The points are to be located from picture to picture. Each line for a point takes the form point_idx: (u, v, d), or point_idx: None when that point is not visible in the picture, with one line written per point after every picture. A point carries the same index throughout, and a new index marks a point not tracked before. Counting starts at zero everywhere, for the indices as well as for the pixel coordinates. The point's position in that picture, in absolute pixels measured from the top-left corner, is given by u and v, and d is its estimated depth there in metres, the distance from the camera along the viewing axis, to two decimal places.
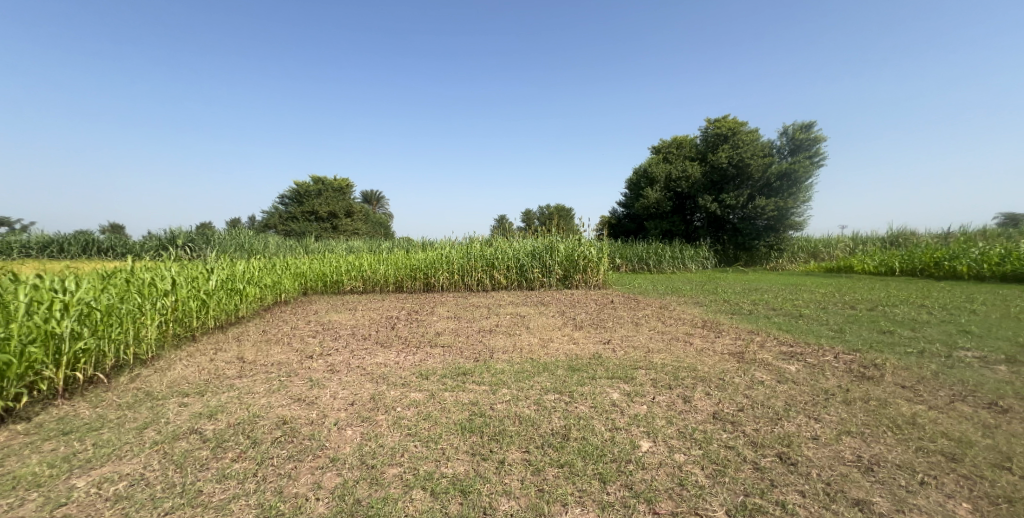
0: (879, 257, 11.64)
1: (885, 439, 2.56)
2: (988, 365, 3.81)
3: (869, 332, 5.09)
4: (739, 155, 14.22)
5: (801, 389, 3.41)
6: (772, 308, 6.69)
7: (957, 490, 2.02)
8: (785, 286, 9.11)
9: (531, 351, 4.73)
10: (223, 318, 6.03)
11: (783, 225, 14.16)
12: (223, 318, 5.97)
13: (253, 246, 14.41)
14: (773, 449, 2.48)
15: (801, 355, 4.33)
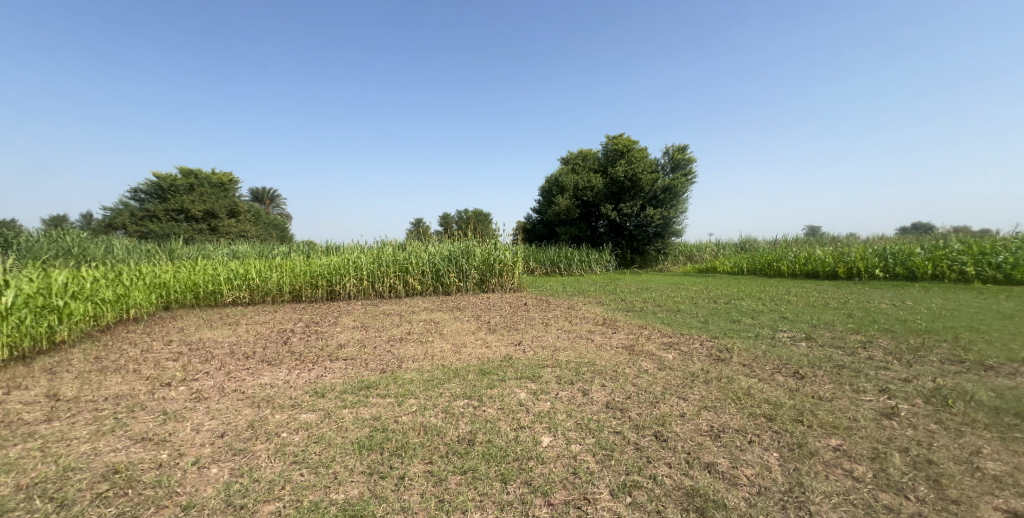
0: (733, 260, 14.33)
1: (729, 409, 3.07)
2: (794, 342, 4.92)
3: (724, 321, 6.15)
4: (632, 170, 15.53)
5: (675, 374, 3.90)
6: (658, 305, 7.67)
7: (771, 443, 2.53)
8: (669, 286, 10.48)
9: (444, 359, 4.58)
10: (27, 346, 4.66)
11: (667, 232, 16.10)
12: (27, 345, 4.59)
13: (91, 250, 11.39)
14: (651, 429, 2.79)
15: (677, 344, 5.03)
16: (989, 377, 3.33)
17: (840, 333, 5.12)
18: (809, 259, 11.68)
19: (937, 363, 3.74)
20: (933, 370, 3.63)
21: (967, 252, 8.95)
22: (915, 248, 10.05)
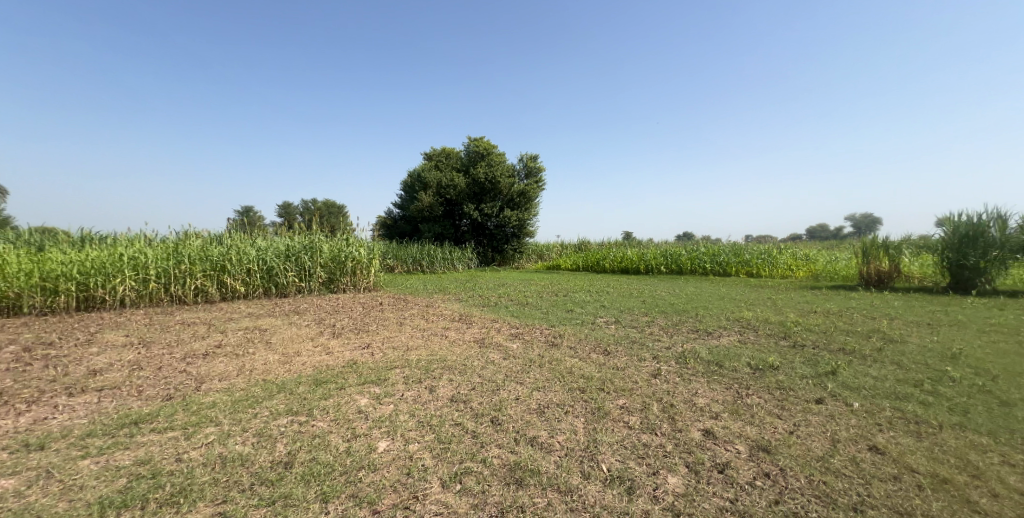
0: (573, 259, 15.78)
1: (554, 388, 3.05)
2: (608, 323, 5.36)
3: (560, 311, 6.16)
4: (490, 173, 15.45)
5: (518, 362, 3.69)
6: (510, 298, 7.39)
7: (583, 413, 2.58)
8: (521, 280, 10.58)
9: (267, 374, 3.37)
10: None
11: (523, 233, 16.12)
12: None
13: None
14: (488, 415, 2.53)
15: (523, 334, 4.80)
16: (713, 340, 4.42)
17: (636, 316, 5.72)
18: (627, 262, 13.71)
19: (686, 332, 4.78)
20: (683, 337, 4.61)
21: (708, 254, 12.30)
22: (682, 249, 13.27)
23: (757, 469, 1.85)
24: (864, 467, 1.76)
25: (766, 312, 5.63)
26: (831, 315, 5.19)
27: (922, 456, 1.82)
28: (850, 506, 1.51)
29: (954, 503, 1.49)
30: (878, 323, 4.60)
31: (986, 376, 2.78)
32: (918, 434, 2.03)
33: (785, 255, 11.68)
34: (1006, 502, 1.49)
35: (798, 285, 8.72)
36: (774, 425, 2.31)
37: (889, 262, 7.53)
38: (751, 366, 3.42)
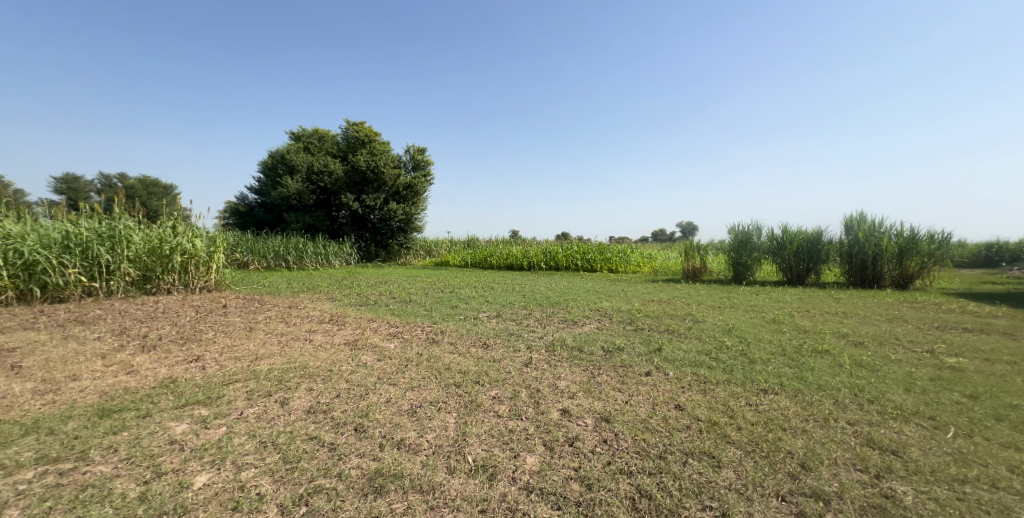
0: (462, 255, 14.96)
1: (430, 384, 2.93)
2: (489, 317, 5.06)
3: (445, 307, 5.57)
4: (372, 161, 13.82)
5: (393, 362, 3.45)
6: (393, 295, 6.84)
7: (457, 407, 2.55)
8: (407, 276, 9.84)
9: (6, 410, 2.50)
10: None
11: (410, 228, 14.88)
12: None
13: None
14: (351, 424, 2.34)
15: (402, 333, 4.38)
16: (578, 328, 4.60)
17: (516, 309, 5.59)
18: (513, 260, 13.90)
19: (557, 323, 4.86)
20: (554, 327, 4.68)
21: (580, 251, 13.59)
22: (559, 246, 14.26)
23: (598, 437, 2.08)
24: (671, 423, 2.18)
25: (620, 302, 6.45)
26: (665, 304, 6.27)
27: (705, 407, 2.35)
28: (657, 455, 1.85)
29: (718, 439, 1.96)
30: (691, 308, 5.79)
31: (743, 342, 3.79)
32: (704, 390, 2.63)
33: (636, 253, 13.69)
34: (748, 432, 2.02)
35: (644, 279, 10.36)
36: (615, 397, 2.62)
37: (699, 261, 9.58)
38: (604, 348, 3.71)
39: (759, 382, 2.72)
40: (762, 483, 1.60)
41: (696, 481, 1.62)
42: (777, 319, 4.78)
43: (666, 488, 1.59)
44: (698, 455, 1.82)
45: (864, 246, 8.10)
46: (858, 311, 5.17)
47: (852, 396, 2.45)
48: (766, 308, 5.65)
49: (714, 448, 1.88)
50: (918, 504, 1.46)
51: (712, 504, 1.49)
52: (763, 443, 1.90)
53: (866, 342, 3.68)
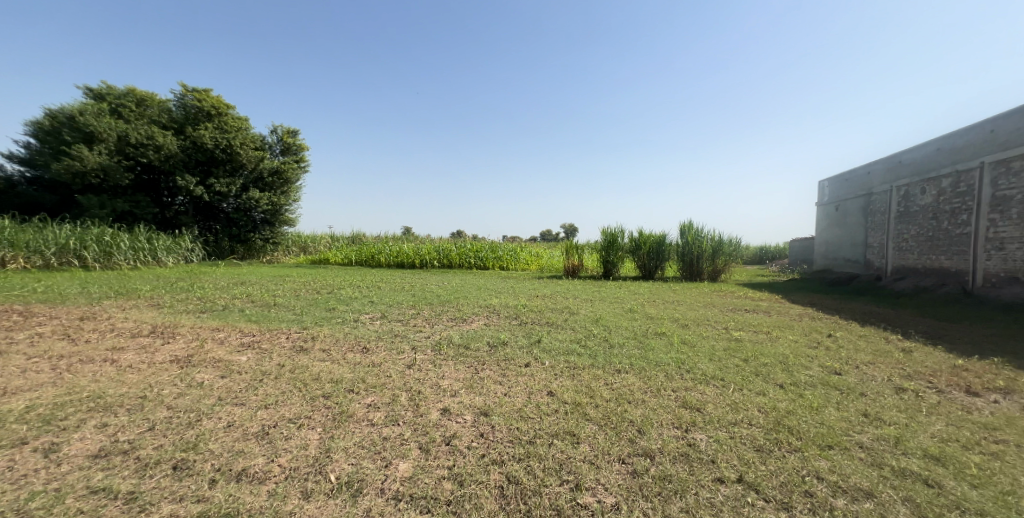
0: (345, 251, 13.75)
1: (291, 399, 2.37)
2: (372, 319, 4.62)
3: (320, 311, 4.89)
4: (225, 139, 11.48)
5: (243, 378, 2.72)
6: (248, 299, 5.65)
7: (325, 420, 2.12)
8: (272, 277, 8.39)
9: None
10: None
11: (278, 219, 13.13)
12: None
13: None
14: (167, 463, 1.72)
15: (257, 343, 3.59)
16: (466, 326, 4.58)
17: (403, 310, 5.31)
18: (404, 258, 13.28)
19: (445, 321, 4.78)
20: (443, 325, 4.59)
21: (473, 250, 13.65)
22: (452, 244, 14.10)
23: (474, 432, 2.05)
24: (542, 409, 2.31)
25: (508, 299, 6.59)
26: (547, 298, 6.72)
27: (572, 391, 2.59)
28: (528, 440, 1.96)
29: (579, 418, 2.18)
30: (568, 301, 6.33)
31: (605, 329, 4.32)
32: (573, 376, 2.89)
33: (524, 251, 14.33)
34: (604, 408, 2.29)
35: (532, 276, 10.91)
36: (494, 390, 2.64)
37: (578, 258, 10.50)
38: (489, 344, 3.78)
39: (615, 364, 3.10)
40: (609, 451, 1.84)
41: (558, 460, 1.77)
42: (631, 309, 5.55)
43: (532, 471, 1.70)
44: (562, 435, 1.99)
45: (694, 246, 9.95)
46: (685, 299, 6.44)
47: (677, 368, 2.97)
48: (625, 299, 6.57)
49: (575, 426, 2.08)
50: (712, 447, 1.85)
51: (569, 478, 1.64)
52: (613, 417, 2.17)
53: (688, 323, 4.58)
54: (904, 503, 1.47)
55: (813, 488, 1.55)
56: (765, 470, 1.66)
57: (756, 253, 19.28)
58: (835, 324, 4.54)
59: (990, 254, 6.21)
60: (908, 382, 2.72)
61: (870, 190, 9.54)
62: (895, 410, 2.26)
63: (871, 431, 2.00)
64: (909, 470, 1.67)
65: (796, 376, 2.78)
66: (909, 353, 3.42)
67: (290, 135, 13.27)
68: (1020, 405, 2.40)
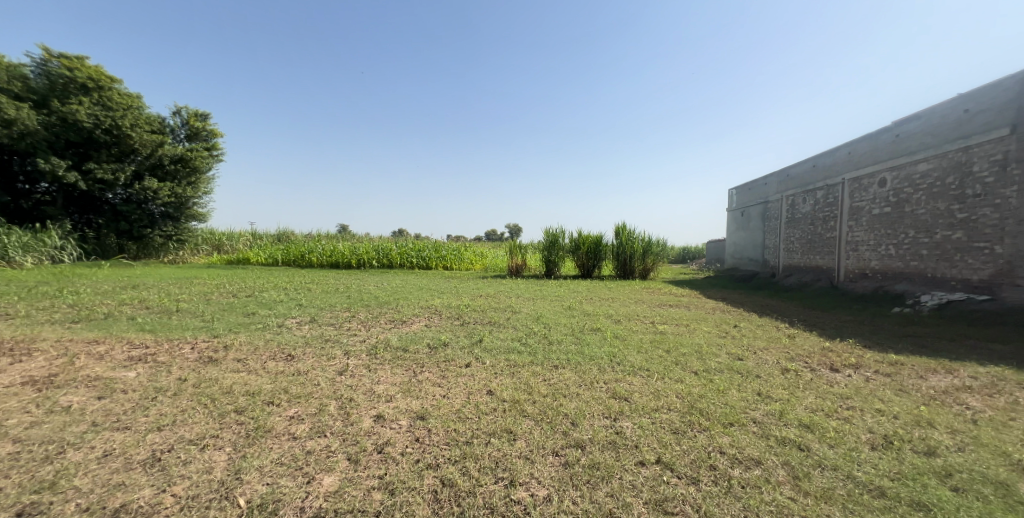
0: (269, 250, 12.63)
1: (193, 417, 2.06)
2: (299, 325, 4.28)
3: (237, 316, 4.43)
4: (108, 117, 9.50)
5: (127, 397, 2.27)
6: (142, 303, 4.83)
7: (234, 438, 1.89)
8: (178, 278, 7.38)
9: None
10: None
11: (182, 214, 11.38)
12: None
13: None
14: (14, 507, 1.40)
15: (153, 357, 3.03)
16: (405, 328, 4.46)
17: (336, 313, 5.00)
18: (338, 258, 12.55)
19: (382, 324, 4.59)
20: (380, 328, 4.41)
21: (415, 249, 13.26)
22: (393, 243, 13.57)
23: (409, 437, 1.99)
24: (480, 408, 2.31)
25: (448, 300, 6.47)
26: (490, 298, 6.73)
27: (511, 388, 2.62)
28: (465, 441, 1.95)
29: (516, 415, 2.21)
30: (510, 301, 6.39)
31: (545, 327, 4.43)
32: (512, 374, 2.93)
33: (468, 250, 14.21)
34: (541, 404, 2.35)
35: (476, 276, 10.86)
36: (433, 393, 2.58)
37: (521, 258, 10.66)
38: (429, 345, 3.70)
39: (553, 360, 3.19)
40: (544, 444, 1.89)
41: (494, 458, 1.79)
42: (570, 307, 5.73)
43: (468, 472, 1.69)
44: (499, 433, 2.01)
45: (627, 247, 10.57)
46: (617, 297, 6.82)
47: (609, 361, 3.14)
48: (565, 297, 6.77)
49: (512, 423, 2.11)
50: (636, 432, 1.98)
51: (504, 475, 1.67)
52: (549, 411, 2.24)
53: (620, 319, 4.85)
54: (784, 468, 1.69)
55: (716, 462, 1.72)
56: (678, 450, 1.82)
57: (681, 252, 20.98)
58: (740, 316, 5.09)
59: (850, 255, 7.35)
60: (791, 364, 3.12)
61: (767, 199, 10.81)
62: (782, 388, 2.58)
63: (763, 407, 2.27)
64: (789, 439, 1.91)
65: (708, 363, 3.07)
66: (792, 338, 3.94)
67: (199, 118, 11.82)
68: (866, 377, 2.88)
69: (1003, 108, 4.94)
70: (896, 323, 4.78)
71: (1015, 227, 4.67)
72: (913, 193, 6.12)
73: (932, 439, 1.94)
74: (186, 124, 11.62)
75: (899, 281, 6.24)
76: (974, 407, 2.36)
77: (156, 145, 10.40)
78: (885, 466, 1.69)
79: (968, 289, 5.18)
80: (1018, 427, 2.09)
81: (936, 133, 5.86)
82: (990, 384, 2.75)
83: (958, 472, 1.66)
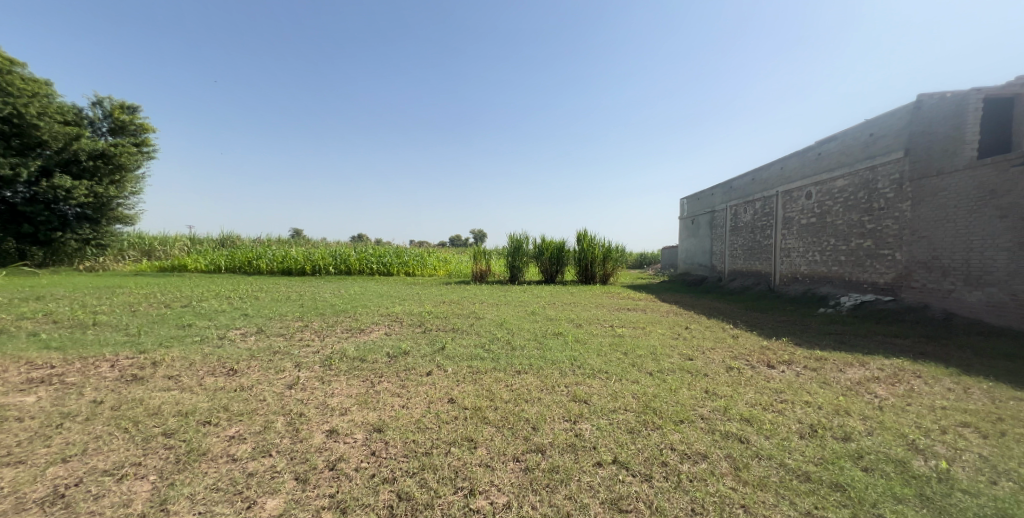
0: (210, 257, 11.73)
1: (110, 444, 1.84)
2: (244, 336, 3.98)
3: (169, 329, 4.04)
4: (8, 104, 8.47)
5: (24, 426, 1.99)
6: (49, 317, 4.28)
7: (160, 464, 1.71)
8: (98, 288, 6.63)
9: None
10: None
11: (103, 215, 10.34)
12: None
13: None
14: None
15: (59, 378, 2.68)
16: (363, 337, 4.28)
17: (287, 323, 4.71)
18: (290, 264, 11.89)
19: (339, 333, 4.37)
20: (336, 338, 4.20)
21: (375, 254, 12.84)
22: (351, 249, 13.07)
23: (364, 451, 1.89)
24: (440, 417, 2.25)
25: (409, 307, 6.29)
26: (453, 304, 6.62)
27: (473, 395, 2.58)
28: (424, 452, 1.88)
29: (478, 422, 2.17)
30: (474, 306, 6.32)
31: (508, 332, 4.41)
32: (474, 380, 2.89)
33: (431, 256, 13.97)
34: (503, 410, 2.33)
35: (439, 282, 10.66)
36: (392, 403, 2.48)
37: (485, 263, 10.63)
38: (389, 354, 3.57)
39: (515, 366, 3.18)
40: (504, 451, 1.87)
41: (453, 467, 1.74)
42: (533, 312, 5.75)
43: (425, 484, 1.63)
44: (460, 442, 1.97)
45: (588, 252, 10.82)
46: (579, 301, 6.94)
47: (571, 365, 3.17)
48: (529, 303, 6.80)
49: (473, 431, 2.07)
50: (594, 434, 2.00)
51: (463, 485, 1.63)
52: (511, 417, 2.22)
53: (582, 323, 4.93)
54: (726, 460, 1.77)
55: (667, 458, 1.78)
56: (633, 449, 1.86)
57: (638, 258, 21.80)
58: (690, 318, 5.35)
59: (784, 261, 7.96)
60: (734, 362, 3.31)
61: (714, 208, 11.48)
62: (726, 385, 2.72)
63: (710, 404, 2.38)
64: (731, 433, 2.01)
65: (661, 363, 3.19)
66: (736, 338, 4.18)
67: (124, 110, 10.82)
68: (797, 372, 3.10)
69: (898, 133, 5.58)
70: (821, 322, 5.23)
71: (909, 237, 5.23)
72: (833, 206, 6.74)
73: (854, 426, 2.11)
74: (109, 117, 10.59)
75: (824, 284, 6.83)
76: (881, 396, 2.61)
77: (68, 138, 9.44)
78: (810, 453, 1.82)
79: (876, 290, 5.73)
80: (916, 411, 2.33)
81: (849, 153, 6.49)
82: (894, 374, 3.07)
83: (869, 454, 1.82)
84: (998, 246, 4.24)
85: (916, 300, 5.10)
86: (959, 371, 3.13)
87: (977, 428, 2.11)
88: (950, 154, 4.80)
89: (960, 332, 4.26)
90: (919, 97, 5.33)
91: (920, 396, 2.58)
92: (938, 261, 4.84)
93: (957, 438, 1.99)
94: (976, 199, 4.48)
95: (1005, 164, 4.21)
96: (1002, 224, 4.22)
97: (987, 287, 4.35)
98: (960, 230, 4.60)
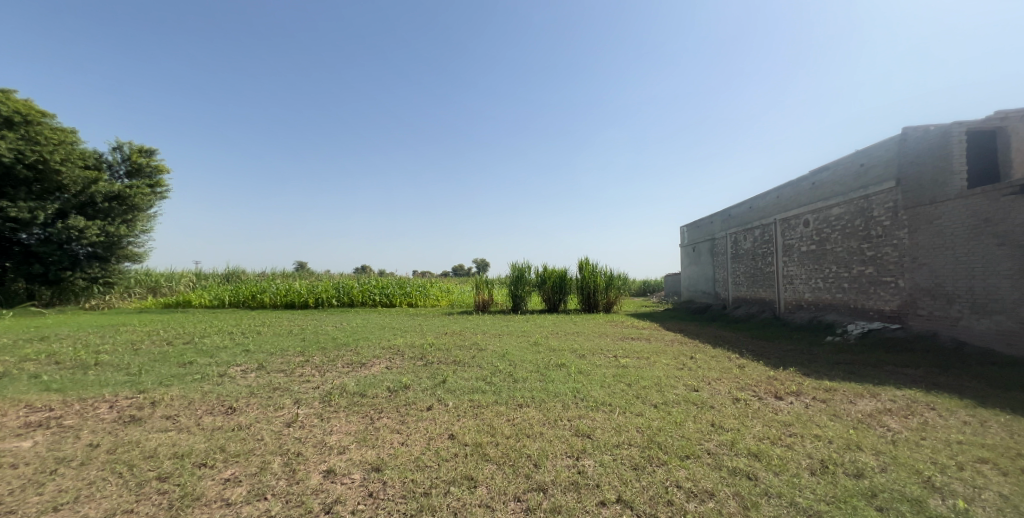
0: (214, 292, 11.79)
1: (103, 491, 1.80)
2: (245, 373, 3.94)
3: (169, 368, 4.00)
4: (34, 152, 8.83)
5: (18, 473, 1.95)
6: (55, 357, 4.29)
7: (154, 511, 1.67)
8: (104, 326, 6.66)
9: None
10: None
11: (113, 253, 10.37)
12: None
13: None
14: None
15: (57, 422, 2.65)
16: (363, 371, 4.22)
17: (288, 358, 4.66)
18: (294, 296, 11.87)
19: (339, 368, 4.30)
20: (336, 373, 4.13)
21: (378, 286, 12.84)
22: (354, 280, 13.12)
23: (362, 493, 1.83)
24: (440, 455, 2.19)
25: (410, 338, 6.22)
26: (455, 336, 6.53)
27: (475, 431, 2.51)
28: (423, 492, 1.82)
29: (479, 460, 2.12)
30: (476, 337, 6.25)
31: (511, 364, 4.33)
32: (475, 415, 2.83)
33: (434, 287, 13.96)
34: (504, 446, 2.27)
35: (441, 312, 10.57)
36: (390, 441, 2.42)
37: (487, 293, 10.57)
38: (389, 389, 3.50)
39: (517, 399, 3.12)
40: (506, 490, 1.81)
41: (453, 508, 1.68)
42: (536, 343, 5.65)
43: None
44: (459, 481, 1.91)
45: (590, 282, 10.79)
46: (582, 331, 6.85)
47: (574, 398, 3.10)
48: (531, 333, 6.70)
49: (473, 469, 2.01)
50: (598, 471, 1.94)
51: None
52: (511, 454, 2.16)
53: (585, 353, 4.85)
54: (735, 499, 1.71)
55: (673, 496, 1.72)
56: (637, 487, 1.79)
57: (640, 286, 21.75)
58: (696, 348, 5.24)
59: (788, 288, 7.91)
60: (741, 393, 3.23)
61: (714, 236, 11.51)
62: (732, 417, 2.65)
63: (715, 438, 2.32)
64: (739, 469, 1.94)
65: (666, 395, 3.12)
66: (742, 369, 4.08)
67: (143, 154, 11.25)
68: (805, 404, 3.02)
69: (887, 163, 5.69)
70: (829, 351, 5.13)
71: (911, 263, 5.21)
72: (832, 233, 6.76)
73: (864, 461, 2.04)
74: (128, 160, 11.02)
75: (829, 311, 6.75)
76: (894, 429, 2.53)
77: (87, 181, 9.80)
78: (822, 491, 1.75)
79: (884, 318, 5.64)
80: (930, 446, 2.25)
81: (842, 181, 6.60)
82: (907, 406, 2.98)
83: (883, 492, 1.75)
84: (1000, 273, 4.22)
85: (924, 328, 5.01)
86: (974, 403, 3.04)
87: (995, 465, 2.03)
88: (941, 184, 4.86)
89: (972, 362, 4.15)
90: (904, 129, 5.47)
91: (934, 430, 2.50)
92: (942, 288, 4.80)
93: (975, 476, 1.91)
94: (971, 227, 4.50)
95: (997, 194, 4.27)
96: (1001, 251, 4.21)
97: (994, 314, 4.28)
98: (960, 257, 4.60)
